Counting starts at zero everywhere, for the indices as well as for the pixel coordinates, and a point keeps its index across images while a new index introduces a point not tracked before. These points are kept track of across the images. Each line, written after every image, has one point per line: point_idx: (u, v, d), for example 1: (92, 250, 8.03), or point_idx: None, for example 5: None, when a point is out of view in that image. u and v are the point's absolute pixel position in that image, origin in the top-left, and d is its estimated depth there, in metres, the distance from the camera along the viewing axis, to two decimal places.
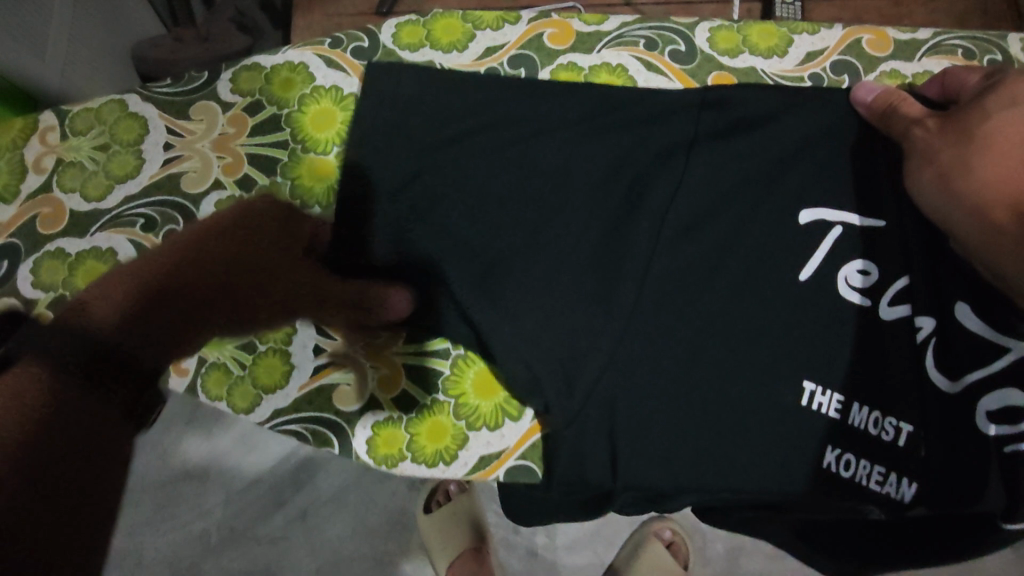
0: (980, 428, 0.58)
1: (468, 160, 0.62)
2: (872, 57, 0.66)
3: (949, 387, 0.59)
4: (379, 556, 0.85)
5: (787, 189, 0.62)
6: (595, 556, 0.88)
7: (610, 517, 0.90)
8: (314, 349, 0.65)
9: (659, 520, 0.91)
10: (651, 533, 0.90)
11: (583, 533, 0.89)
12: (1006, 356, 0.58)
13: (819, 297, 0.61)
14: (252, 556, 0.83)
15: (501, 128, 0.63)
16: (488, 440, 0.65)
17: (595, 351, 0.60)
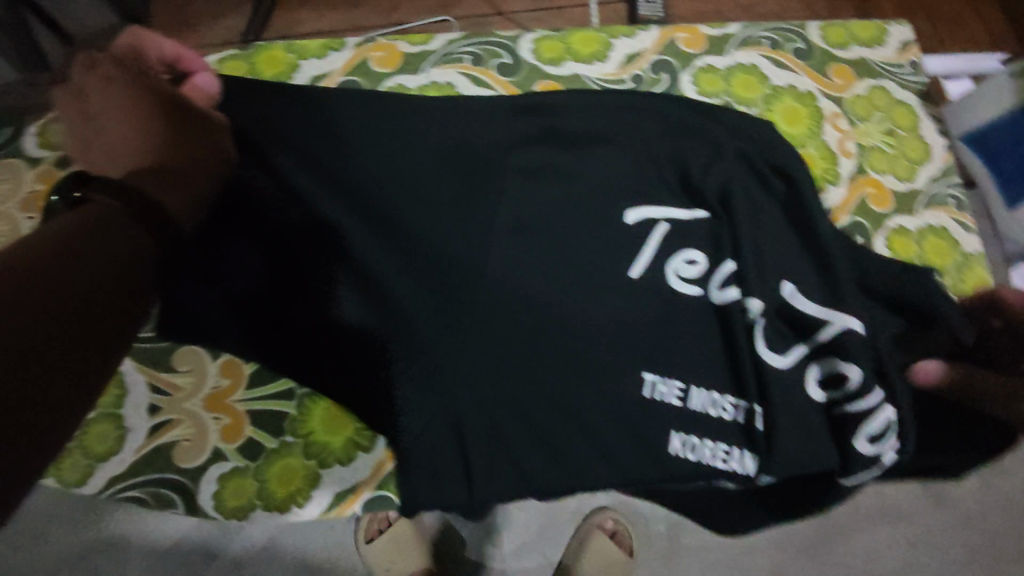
0: (810, 397, 0.61)
1: (291, 176, 0.61)
2: (686, 54, 0.72)
3: (781, 363, 0.60)
4: None
5: (612, 189, 0.64)
6: (543, 557, 0.84)
7: (552, 515, 0.86)
8: (150, 408, 0.58)
9: (600, 511, 0.85)
10: (593, 525, 0.84)
11: (529, 536, 0.85)
12: (830, 327, 0.60)
13: (652, 290, 0.62)
14: None
15: (320, 140, 0.63)
16: (340, 475, 0.57)
17: (437, 368, 0.59)
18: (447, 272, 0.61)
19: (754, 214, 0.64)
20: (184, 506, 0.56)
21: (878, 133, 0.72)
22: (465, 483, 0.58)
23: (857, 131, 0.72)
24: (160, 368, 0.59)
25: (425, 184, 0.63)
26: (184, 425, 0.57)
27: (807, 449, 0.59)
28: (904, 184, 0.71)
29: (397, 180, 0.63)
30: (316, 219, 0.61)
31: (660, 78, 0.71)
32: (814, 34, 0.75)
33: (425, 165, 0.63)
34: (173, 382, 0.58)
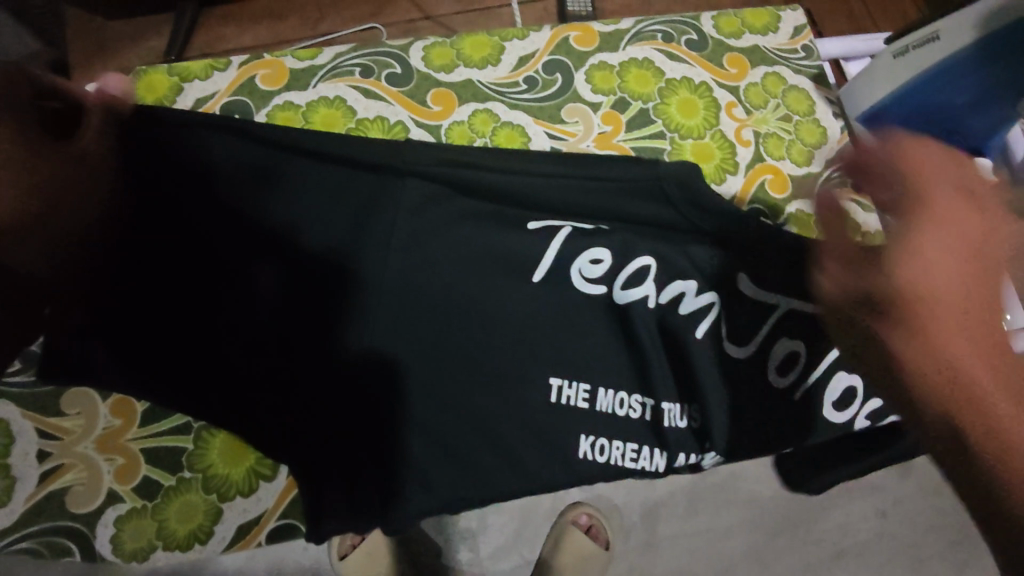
0: (729, 353, 0.60)
1: (169, 202, 0.57)
2: (579, 53, 0.72)
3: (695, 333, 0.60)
4: None
5: (515, 190, 0.61)
6: (520, 558, 0.84)
7: (528, 514, 0.85)
8: (39, 455, 0.56)
9: (574, 506, 0.83)
10: (568, 523, 0.83)
11: (504, 537, 0.84)
12: (715, 303, 0.60)
13: (552, 296, 0.60)
14: None
15: (192, 160, 0.58)
16: (242, 508, 0.56)
17: (334, 391, 0.57)
18: (337, 290, 0.57)
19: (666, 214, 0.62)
20: (79, 553, 0.54)
21: (773, 120, 0.73)
22: (370, 503, 0.57)
23: (753, 119, 0.73)
24: (48, 412, 0.57)
25: (315, 194, 0.58)
26: (76, 469, 0.56)
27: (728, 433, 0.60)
28: (802, 168, 0.72)
29: (272, 196, 0.58)
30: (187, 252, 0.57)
31: (553, 78, 0.71)
32: (706, 25, 0.75)
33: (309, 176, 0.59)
34: (63, 426, 0.57)
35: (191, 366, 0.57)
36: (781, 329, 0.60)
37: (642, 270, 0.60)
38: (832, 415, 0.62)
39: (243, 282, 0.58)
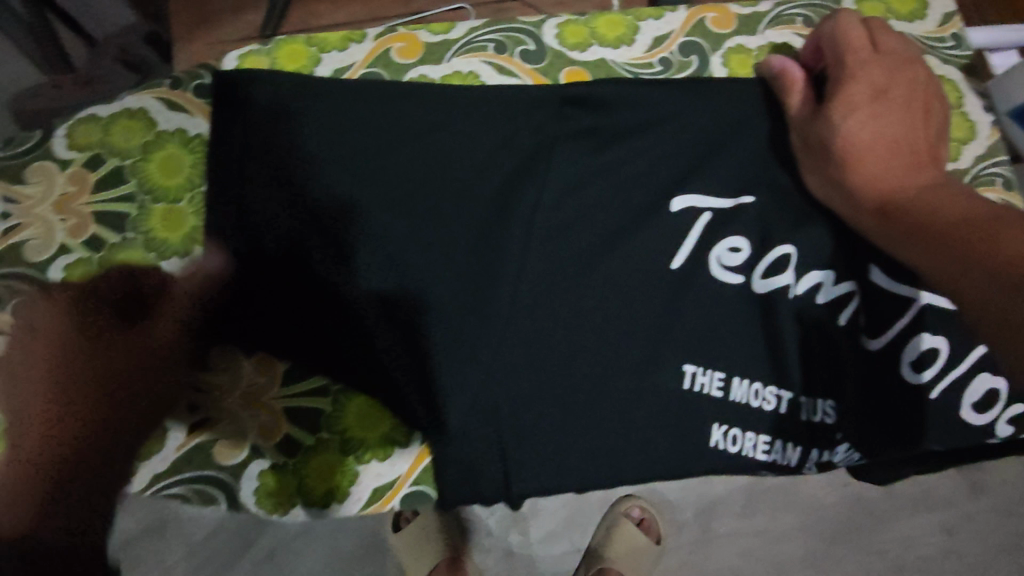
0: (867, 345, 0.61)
1: (332, 177, 0.60)
2: (716, 35, 0.70)
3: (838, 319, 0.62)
4: None
5: (658, 183, 0.63)
6: (571, 544, 0.96)
7: (581, 505, 0.97)
8: (189, 406, 0.59)
9: (626, 500, 0.96)
10: (620, 514, 0.95)
11: (556, 523, 0.96)
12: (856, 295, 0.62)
13: (695, 280, 0.62)
14: None
15: (357, 139, 0.62)
16: (378, 471, 0.57)
17: (473, 364, 0.58)
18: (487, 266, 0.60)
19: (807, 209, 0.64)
20: (226, 502, 0.57)
21: None
22: (503, 479, 0.58)
23: None
24: (196, 367, 0.59)
25: (468, 179, 0.63)
26: (223, 422, 0.58)
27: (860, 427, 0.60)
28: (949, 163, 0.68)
29: (430, 179, 0.62)
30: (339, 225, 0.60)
31: (689, 60, 0.69)
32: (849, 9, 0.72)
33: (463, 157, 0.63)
34: (210, 380, 0.59)
35: (332, 334, 0.59)
36: (919, 327, 0.61)
37: (783, 260, 0.62)
38: (972, 416, 0.61)
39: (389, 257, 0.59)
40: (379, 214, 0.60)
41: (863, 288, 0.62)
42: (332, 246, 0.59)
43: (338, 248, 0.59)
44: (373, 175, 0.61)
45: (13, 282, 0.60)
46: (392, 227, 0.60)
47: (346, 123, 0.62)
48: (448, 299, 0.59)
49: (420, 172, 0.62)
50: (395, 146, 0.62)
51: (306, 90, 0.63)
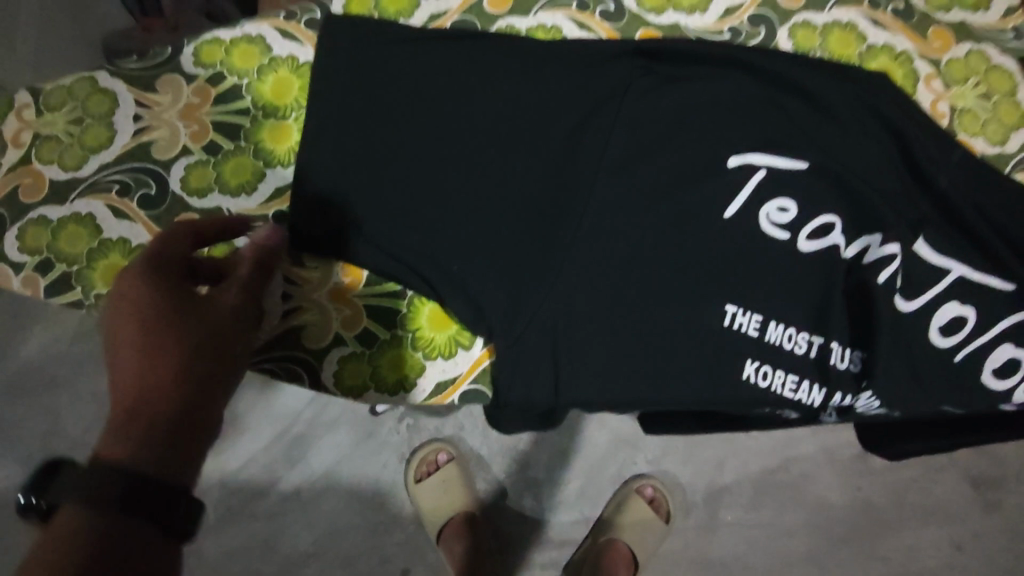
0: (897, 307, 0.66)
1: (428, 113, 0.69)
2: (786, 10, 0.75)
3: (878, 278, 0.66)
4: (373, 524, 1.05)
5: (719, 140, 0.69)
6: (580, 515, 1.06)
7: (594, 477, 1.07)
8: (282, 295, 0.67)
9: (641, 479, 1.06)
10: (633, 490, 1.06)
11: (573, 493, 1.07)
12: (893, 260, 0.66)
13: (743, 230, 0.67)
14: (252, 531, 1.03)
15: (450, 77, 0.70)
16: (442, 368, 0.66)
17: (538, 282, 0.65)
18: (560, 194, 0.68)
19: (856, 176, 0.68)
20: (309, 380, 0.66)
21: (971, 95, 0.73)
22: (552, 385, 0.64)
23: (954, 92, 0.73)
24: (294, 261, 0.67)
25: (548, 118, 0.70)
26: (312, 311, 0.66)
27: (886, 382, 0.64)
28: (995, 147, 0.72)
29: (514, 116, 0.69)
30: (430, 154, 0.68)
31: (757, 31, 0.74)
32: None
33: (543, 101, 0.70)
34: (302, 275, 0.67)
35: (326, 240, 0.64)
36: (952, 293, 0.66)
37: (828, 224, 0.67)
38: (993, 382, 0.66)
39: (470, 185, 0.68)
40: (465, 147, 0.69)
41: (905, 252, 0.66)
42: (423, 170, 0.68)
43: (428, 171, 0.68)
44: (463, 112, 0.69)
45: (144, 174, 0.69)
46: (477, 157, 0.69)
47: (444, 64, 0.70)
48: (520, 225, 0.66)
49: (503, 111, 0.69)
50: (485, 88, 0.70)
51: (412, 34, 0.71)
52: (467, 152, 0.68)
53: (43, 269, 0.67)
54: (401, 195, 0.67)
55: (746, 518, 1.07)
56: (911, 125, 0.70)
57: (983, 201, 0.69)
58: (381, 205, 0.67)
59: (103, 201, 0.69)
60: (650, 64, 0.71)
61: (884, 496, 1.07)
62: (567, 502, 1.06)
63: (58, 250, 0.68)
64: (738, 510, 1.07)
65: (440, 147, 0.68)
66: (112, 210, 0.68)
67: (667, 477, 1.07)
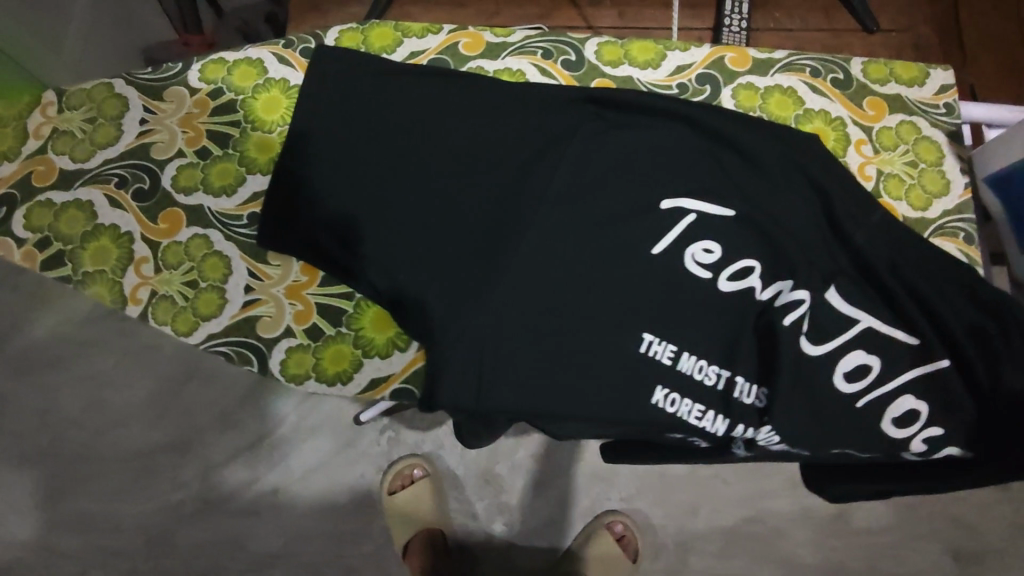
0: (803, 349, 0.71)
1: (395, 137, 0.77)
2: (732, 72, 0.82)
3: (784, 320, 0.71)
4: (339, 532, 1.19)
5: (655, 184, 0.76)
6: (551, 541, 1.21)
7: (569, 510, 1.22)
8: (246, 287, 0.74)
9: (612, 517, 1.19)
10: (603, 526, 1.18)
11: (540, 522, 1.21)
12: (801, 304, 0.71)
13: (667, 266, 0.73)
14: (223, 528, 1.19)
15: (419, 107, 0.78)
16: (377, 365, 0.72)
17: (473, 297, 0.72)
18: (505, 218, 0.75)
19: (777, 227, 0.74)
20: (257, 364, 0.73)
21: (898, 162, 0.79)
22: (476, 389, 0.70)
23: (881, 158, 0.79)
24: (260, 259, 0.75)
25: (500, 151, 0.77)
26: (269, 305, 0.74)
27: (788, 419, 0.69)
28: (917, 212, 0.78)
29: (471, 147, 0.77)
30: (392, 173, 0.76)
31: (703, 89, 0.82)
32: (856, 68, 0.83)
33: (500, 136, 0.78)
34: (266, 271, 0.75)
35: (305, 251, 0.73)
36: (857, 343, 0.71)
37: (746, 268, 0.73)
38: (891, 430, 0.70)
39: (425, 203, 0.75)
40: (424, 169, 0.76)
41: (815, 300, 0.72)
42: (385, 187, 0.76)
43: (389, 188, 0.75)
44: (427, 142, 0.77)
45: (141, 171, 0.78)
46: (435, 180, 0.76)
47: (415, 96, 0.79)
48: (464, 244, 0.74)
49: (462, 142, 0.77)
50: (448, 120, 0.78)
51: (389, 67, 0.80)
52: (426, 176, 0.76)
53: (41, 245, 0.76)
54: (362, 207, 0.75)
55: (711, 564, 1.20)
56: (837, 184, 0.75)
57: (901, 259, 0.73)
58: (343, 214, 0.74)
59: (103, 190, 0.77)
60: (600, 112, 0.79)
61: (857, 558, 1.21)
62: (536, 528, 1.21)
63: (56, 229, 0.76)
64: (707, 560, 1.21)
65: (402, 168, 0.76)
66: (109, 199, 0.77)
67: (637, 516, 1.21)
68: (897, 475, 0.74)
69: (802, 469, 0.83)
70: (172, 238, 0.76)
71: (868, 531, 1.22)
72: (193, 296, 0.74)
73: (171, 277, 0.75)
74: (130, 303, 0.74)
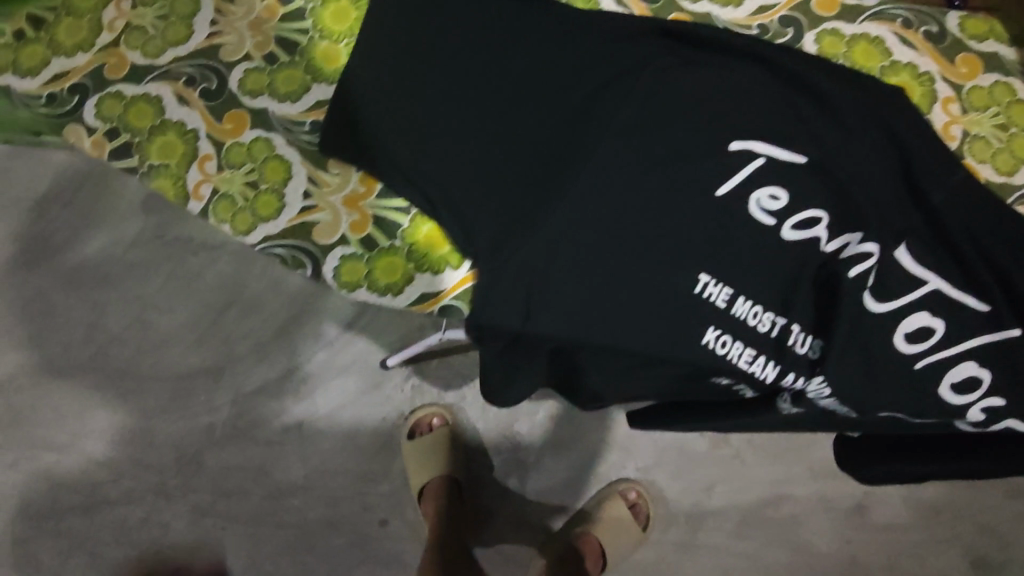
0: (867, 304, 0.68)
1: (464, 55, 0.76)
2: (817, 16, 0.78)
3: (853, 273, 0.68)
4: (363, 470, 1.18)
5: (727, 123, 0.73)
6: (564, 501, 1.19)
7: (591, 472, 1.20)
8: (304, 193, 0.75)
9: (627, 483, 1.19)
10: (618, 493, 1.18)
11: (555, 483, 1.19)
12: (868, 259, 0.69)
13: (731, 209, 0.71)
14: (250, 453, 1.17)
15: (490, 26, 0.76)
16: (428, 280, 0.72)
17: (528, 221, 0.70)
18: (566, 146, 0.73)
19: (849, 180, 0.72)
20: (312, 269, 0.74)
21: (987, 124, 0.75)
22: (524, 311, 0.69)
23: (970, 118, 0.75)
24: (320, 167, 0.76)
25: (568, 79, 0.75)
26: (325, 212, 0.74)
27: (842, 374, 0.67)
28: (1001, 178, 0.74)
29: (538, 71, 0.75)
30: (456, 92, 0.75)
31: (785, 32, 0.78)
32: (952, 22, 0.78)
33: (569, 63, 0.76)
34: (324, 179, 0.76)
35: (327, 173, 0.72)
36: (921, 304, 0.68)
37: (814, 218, 0.70)
38: (949, 396, 0.67)
39: (486, 124, 0.74)
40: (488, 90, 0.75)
41: (882, 258, 0.69)
42: (448, 103, 0.74)
43: (451, 105, 0.74)
44: (494, 63, 0.76)
45: (208, 71, 0.78)
46: (499, 103, 0.75)
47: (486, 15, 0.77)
48: (524, 169, 0.72)
49: (530, 66, 0.76)
50: (518, 43, 0.76)
51: None
52: (491, 97, 0.75)
53: (111, 136, 0.77)
54: (423, 123, 0.74)
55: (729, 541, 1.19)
56: (919, 142, 0.72)
57: (976, 227, 0.70)
58: (405, 129, 0.74)
59: (171, 87, 0.78)
60: (674, 47, 0.76)
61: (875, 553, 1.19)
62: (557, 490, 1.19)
63: (125, 122, 0.77)
64: (721, 535, 1.19)
65: (467, 88, 0.75)
66: (177, 97, 0.78)
67: (654, 486, 1.19)
68: (934, 457, 0.74)
69: (836, 450, 0.85)
70: (236, 139, 0.77)
71: (891, 526, 1.20)
72: (253, 197, 0.76)
73: (232, 177, 0.76)
74: (193, 200, 0.76)
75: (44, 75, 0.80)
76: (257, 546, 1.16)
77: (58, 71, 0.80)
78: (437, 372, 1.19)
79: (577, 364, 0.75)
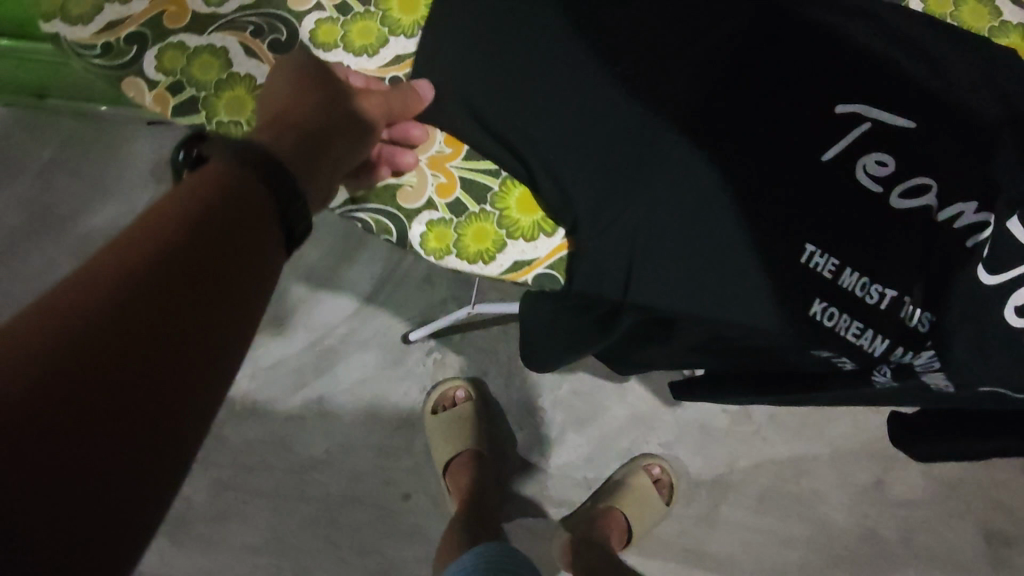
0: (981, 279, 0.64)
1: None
2: None
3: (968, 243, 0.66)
4: (382, 445, 1.25)
5: (831, 83, 0.69)
6: (584, 479, 1.26)
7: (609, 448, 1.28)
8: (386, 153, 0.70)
9: (650, 459, 1.26)
10: (641, 467, 1.25)
11: (578, 457, 1.27)
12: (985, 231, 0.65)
13: (838, 174, 0.67)
14: (267, 428, 1.25)
15: None
16: (522, 248, 0.68)
17: (626, 186, 0.67)
18: (664, 104, 0.67)
19: (962, 145, 0.68)
20: (398, 236, 0.70)
21: None
22: (624, 279, 0.68)
23: None
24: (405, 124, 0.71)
25: (660, 36, 0.70)
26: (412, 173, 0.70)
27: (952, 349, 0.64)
28: None
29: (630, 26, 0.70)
30: (546, 40, 0.68)
31: None
32: None
33: (661, 18, 0.71)
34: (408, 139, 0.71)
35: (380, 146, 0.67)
36: None
37: (922, 186, 0.67)
38: None
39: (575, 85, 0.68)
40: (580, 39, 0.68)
41: None
42: (536, 59, 0.68)
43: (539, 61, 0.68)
44: (585, 11, 0.69)
45: (278, 21, 0.73)
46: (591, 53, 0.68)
47: None
48: (621, 128, 0.67)
49: (624, 15, 0.70)
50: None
51: None
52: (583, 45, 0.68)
53: (174, 90, 0.72)
54: (510, 78, 0.68)
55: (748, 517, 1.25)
56: None
57: None
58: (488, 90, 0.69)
59: (237, 38, 0.73)
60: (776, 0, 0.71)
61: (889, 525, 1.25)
62: (580, 463, 1.27)
63: (190, 75, 0.72)
64: (743, 513, 1.26)
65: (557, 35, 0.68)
66: (245, 49, 0.73)
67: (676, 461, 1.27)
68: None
69: (891, 424, 0.79)
70: None
71: (908, 501, 1.26)
72: None
73: None
74: None
75: (96, 23, 0.74)
76: (281, 519, 1.23)
77: (112, 19, 0.74)
78: (458, 347, 1.29)
79: (670, 337, 0.72)
